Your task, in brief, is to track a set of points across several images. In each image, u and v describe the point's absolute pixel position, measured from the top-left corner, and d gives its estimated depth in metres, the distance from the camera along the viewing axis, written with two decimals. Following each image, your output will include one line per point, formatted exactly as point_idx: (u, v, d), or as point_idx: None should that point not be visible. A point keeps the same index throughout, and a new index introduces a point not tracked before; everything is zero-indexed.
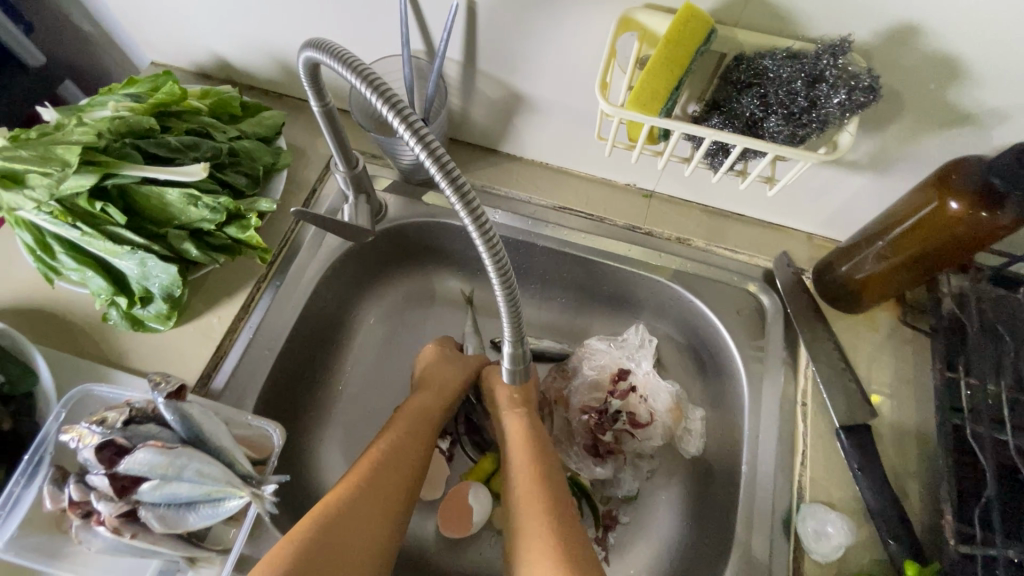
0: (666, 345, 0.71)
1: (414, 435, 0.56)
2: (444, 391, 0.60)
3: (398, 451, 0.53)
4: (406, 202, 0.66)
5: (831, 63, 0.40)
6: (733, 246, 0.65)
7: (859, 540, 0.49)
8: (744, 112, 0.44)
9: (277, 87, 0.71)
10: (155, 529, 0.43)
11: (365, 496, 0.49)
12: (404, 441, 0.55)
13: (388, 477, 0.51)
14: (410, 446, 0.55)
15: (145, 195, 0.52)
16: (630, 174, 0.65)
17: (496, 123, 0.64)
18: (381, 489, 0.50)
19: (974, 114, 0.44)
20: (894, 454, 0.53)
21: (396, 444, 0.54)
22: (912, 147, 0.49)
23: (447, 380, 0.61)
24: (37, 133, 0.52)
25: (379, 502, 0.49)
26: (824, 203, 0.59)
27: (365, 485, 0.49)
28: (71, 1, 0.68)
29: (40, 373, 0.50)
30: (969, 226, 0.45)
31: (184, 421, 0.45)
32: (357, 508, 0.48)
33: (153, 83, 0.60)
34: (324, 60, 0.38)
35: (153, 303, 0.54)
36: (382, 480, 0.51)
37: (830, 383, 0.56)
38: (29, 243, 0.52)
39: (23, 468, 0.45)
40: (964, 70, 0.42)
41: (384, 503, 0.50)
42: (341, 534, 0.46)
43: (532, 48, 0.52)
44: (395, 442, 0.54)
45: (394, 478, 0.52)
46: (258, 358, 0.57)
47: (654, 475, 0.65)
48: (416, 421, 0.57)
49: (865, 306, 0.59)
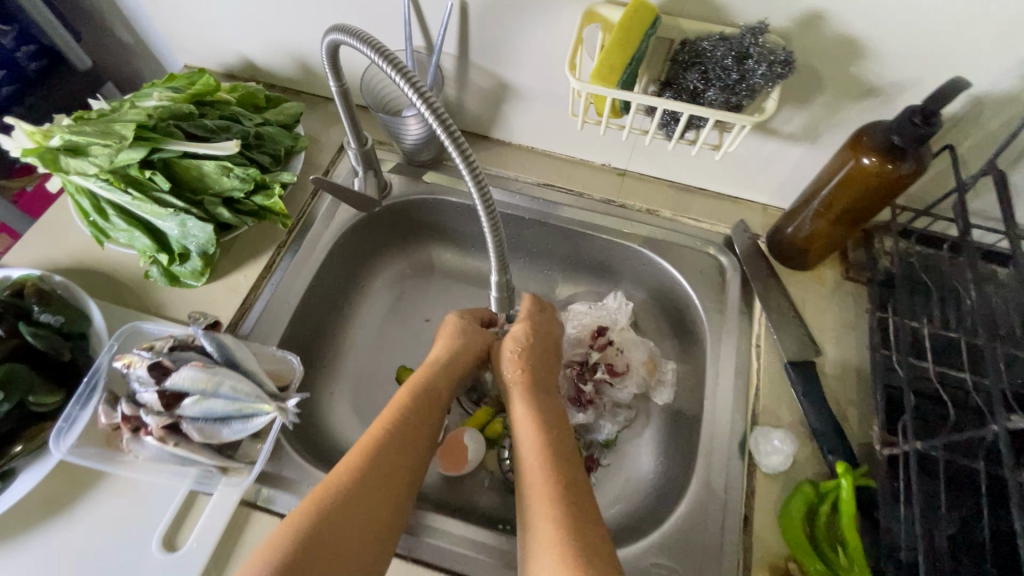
0: (642, 310, 0.79)
1: (427, 402, 0.55)
2: (461, 360, 0.60)
3: (411, 417, 0.53)
4: (408, 180, 0.75)
5: (752, 41, 0.49)
6: (696, 216, 0.73)
7: (803, 454, 0.56)
8: (689, 86, 0.53)
9: (296, 85, 0.81)
10: (194, 439, 0.50)
11: (377, 459, 0.49)
12: (419, 407, 0.54)
13: (400, 444, 0.51)
14: (425, 411, 0.55)
15: (186, 168, 0.61)
16: (604, 154, 0.75)
17: (487, 109, 0.73)
18: (393, 452, 0.50)
19: (878, 86, 0.54)
20: (836, 386, 0.61)
21: (409, 411, 0.54)
22: (834, 117, 0.58)
23: (464, 349, 0.61)
24: (96, 115, 0.61)
25: (392, 464, 0.49)
26: (771, 173, 0.68)
27: (379, 449, 0.49)
28: (119, 13, 0.79)
29: (93, 317, 0.58)
30: (881, 177, 0.54)
31: (219, 346, 0.53)
32: (371, 471, 0.48)
33: (189, 79, 0.70)
34: (343, 38, 0.46)
35: (189, 261, 0.62)
36: (395, 444, 0.50)
37: (780, 327, 0.64)
38: (87, 208, 0.61)
39: (82, 392, 0.53)
40: (864, 48, 0.51)
41: (397, 466, 0.50)
42: (355, 496, 0.46)
43: (515, 40, 0.62)
44: (409, 407, 0.54)
45: (409, 443, 0.52)
46: (278, 309, 0.64)
47: (631, 423, 0.72)
48: (429, 389, 0.57)
49: (811, 262, 0.67)
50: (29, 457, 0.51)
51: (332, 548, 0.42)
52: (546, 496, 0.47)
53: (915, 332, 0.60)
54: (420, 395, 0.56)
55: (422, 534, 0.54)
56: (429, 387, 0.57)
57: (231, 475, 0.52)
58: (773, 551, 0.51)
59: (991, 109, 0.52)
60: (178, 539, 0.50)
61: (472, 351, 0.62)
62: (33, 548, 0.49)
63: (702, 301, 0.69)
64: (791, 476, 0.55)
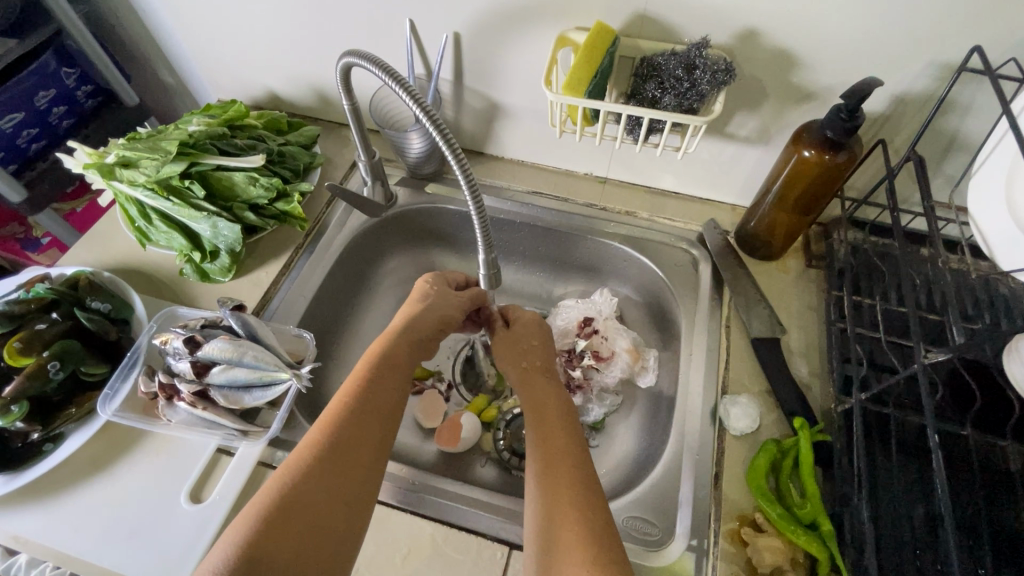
0: (627, 305, 0.85)
1: (397, 362, 0.56)
2: (423, 324, 0.61)
3: (383, 378, 0.54)
4: (413, 192, 0.84)
5: (699, 55, 0.58)
6: (671, 216, 0.81)
7: (768, 419, 0.61)
8: (648, 95, 0.60)
9: (314, 113, 0.92)
10: (220, 403, 0.58)
11: (354, 416, 0.49)
12: (388, 367, 0.55)
13: (377, 408, 0.51)
14: (394, 370, 0.55)
15: (218, 179, 0.71)
16: (586, 163, 0.83)
17: (481, 127, 0.83)
18: (368, 409, 0.51)
19: (815, 91, 0.62)
20: (800, 359, 0.66)
21: (380, 371, 0.54)
22: (782, 119, 0.66)
23: (427, 315, 0.62)
24: (146, 136, 0.72)
25: (369, 420, 0.50)
26: (734, 174, 0.76)
27: (355, 407, 0.50)
28: (164, 57, 0.92)
29: (135, 306, 0.66)
30: (821, 167, 0.61)
31: (243, 324, 0.61)
32: (349, 426, 0.49)
33: (223, 108, 0.81)
34: (354, 59, 0.55)
35: (219, 259, 0.71)
36: (371, 402, 0.51)
37: (748, 309, 0.69)
38: (134, 214, 0.71)
39: (124, 365, 0.62)
40: (796, 59, 0.60)
41: (374, 421, 0.50)
42: (337, 450, 0.47)
43: (503, 65, 0.72)
44: (379, 367, 0.54)
45: (382, 398, 0.52)
46: (294, 300, 0.72)
47: (618, 407, 0.77)
48: (396, 349, 0.57)
49: (776, 252, 0.74)
50: (77, 421, 0.58)
51: (324, 496, 0.44)
52: (545, 465, 0.50)
53: (869, 309, 0.65)
54: (388, 356, 0.56)
55: (422, 492, 0.59)
56: (397, 349, 0.57)
57: (252, 436, 0.58)
58: (742, 504, 0.56)
59: (913, 107, 0.60)
60: (202, 493, 0.56)
61: (437, 317, 0.62)
62: (81, 501, 0.56)
63: (677, 290, 0.75)
64: (758, 438, 0.60)
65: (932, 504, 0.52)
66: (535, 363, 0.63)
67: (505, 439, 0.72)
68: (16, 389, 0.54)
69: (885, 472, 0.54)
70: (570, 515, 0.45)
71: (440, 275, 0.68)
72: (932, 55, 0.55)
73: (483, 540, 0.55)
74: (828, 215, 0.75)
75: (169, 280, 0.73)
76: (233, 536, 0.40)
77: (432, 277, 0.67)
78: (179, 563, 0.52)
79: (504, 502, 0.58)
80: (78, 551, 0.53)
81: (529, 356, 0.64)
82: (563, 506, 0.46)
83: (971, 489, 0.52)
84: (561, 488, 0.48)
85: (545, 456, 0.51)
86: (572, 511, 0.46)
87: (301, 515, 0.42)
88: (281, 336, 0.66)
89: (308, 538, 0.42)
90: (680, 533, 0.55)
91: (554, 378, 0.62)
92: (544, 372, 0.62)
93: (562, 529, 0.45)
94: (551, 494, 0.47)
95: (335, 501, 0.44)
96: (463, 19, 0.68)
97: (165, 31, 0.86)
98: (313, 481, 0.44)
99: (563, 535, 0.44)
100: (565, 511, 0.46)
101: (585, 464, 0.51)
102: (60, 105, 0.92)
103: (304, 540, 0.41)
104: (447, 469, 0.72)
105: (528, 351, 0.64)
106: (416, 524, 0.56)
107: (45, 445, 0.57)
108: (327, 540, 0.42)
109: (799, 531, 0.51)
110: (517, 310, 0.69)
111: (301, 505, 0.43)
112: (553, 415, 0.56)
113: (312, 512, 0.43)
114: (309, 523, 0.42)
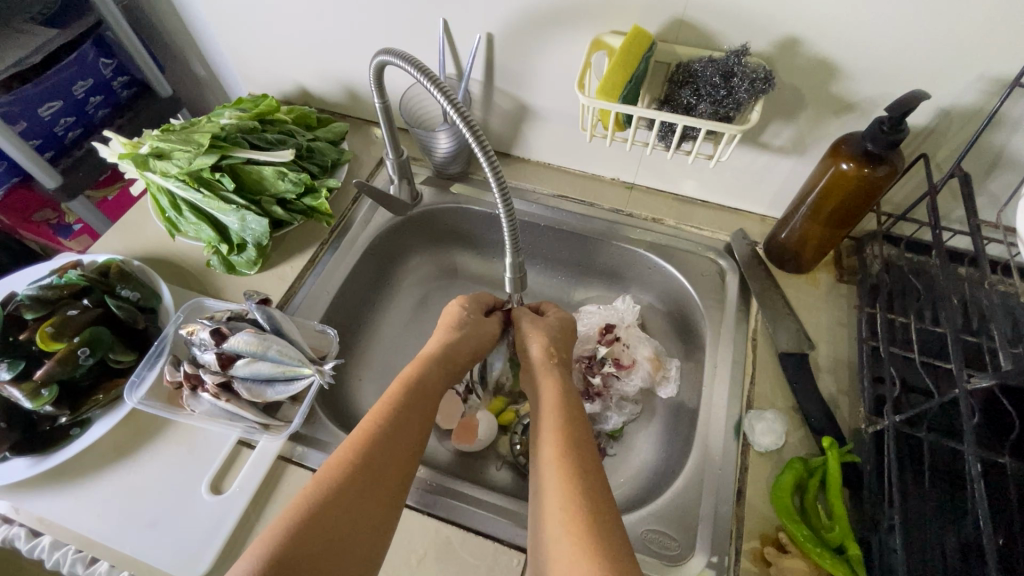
0: (650, 313, 0.84)
1: (429, 389, 0.56)
2: (459, 354, 0.62)
3: (416, 401, 0.54)
4: (438, 191, 0.84)
5: (737, 61, 0.56)
6: (698, 225, 0.79)
7: (793, 437, 0.60)
8: (683, 102, 0.59)
9: (343, 109, 0.93)
10: (243, 396, 0.58)
11: (386, 436, 0.50)
12: (421, 393, 0.55)
13: (405, 429, 0.51)
14: (426, 394, 0.56)
15: (248, 172, 0.71)
16: (613, 168, 0.83)
17: (510, 128, 0.83)
18: (400, 430, 0.51)
19: (855, 102, 0.61)
20: (829, 378, 0.64)
21: (413, 396, 0.54)
22: (819, 130, 0.65)
23: (462, 346, 0.63)
24: (180, 128, 0.73)
25: (399, 442, 0.50)
26: (766, 185, 0.75)
27: (386, 426, 0.50)
28: (197, 50, 0.93)
29: (164, 296, 0.68)
30: (860, 180, 0.59)
31: (269, 318, 0.61)
32: (380, 447, 0.49)
33: (254, 102, 0.82)
34: (388, 57, 0.55)
35: (245, 252, 0.72)
36: (402, 422, 0.52)
37: (775, 323, 0.68)
38: (166, 204, 0.72)
39: (151, 354, 0.63)
40: (837, 69, 0.59)
41: (404, 443, 0.51)
42: (368, 471, 0.47)
43: (534, 67, 0.72)
44: (414, 390, 0.55)
45: (413, 422, 0.53)
46: (318, 295, 0.72)
47: (637, 416, 0.76)
48: (430, 375, 0.58)
49: (805, 266, 0.72)
50: (104, 408, 0.59)
51: (352, 509, 0.44)
52: (547, 478, 0.48)
53: (902, 328, 0.63)
54: (422, 380, 0.56)
55: (440, 493, 0.58)
56: (429, 373, 0.58)
57: (272, 430, 0.58)
58: (765, 522, 0.55)
59: (958, 122, 0.58)
60: (223, 485, 0.57)
61: (472, 345, 0.64)
62: (104, 486, 0.57)
63: (702, 301, 0.74)
64: (782, 456, 0.59)
65: (966, 532, 0.50)
66: (558, 351, 0.63)
67: (521, 443, 0.71)
68: (48, 373, 0.55)
69: (918, 498, 0.52)
70: (574, 527, 0.43)
71: (474, 297, 0.69)
72: (982, 68, 0.53)
73: (499, 547, 0.55)
74: (862, 229, 0.73)
75: (196, 271, 0.75)
76: (258, 546, 0.40)
77: (466, 301, 0.68)
78: (197, 556, 0.52)
79: (521, 508, 0.58)
80: (99, 536, 0.54)
81: (558, 349, 0.63)
82: (563, 522, 0.44)
83: (1009, 518, 0.50)
84: (567, 500, 0.45)
85: (548, 469, 0.49)
86: (578, 525, 0.43)
87: (327, 529, 0.43)
88: (305, 331, 0.66)
89: (335, 555, 0.42)
90: (702, 548, 0.54)
91: (566, 376, 0.61)
92: (556, 364, 0.61)
93: (562, 544, 0.42)
94: (551, 510, 0.45)
95: (361, 516, 0.45)
96: (496, 20, 0.68)
97: (200, 24, 0.87)
98: (343, 499, 0.45)
99: (563, 551, 0.42)
100: (569, 520, 0.44)
101: (602, 482, 0.48)
102: (96, 95, 0.95)
103: (328, 555, 0.42)
104: (464, 471, 0.72)
105: (557, 341, 0.64)
106: (433, 527, 0.56)
107: (73, 429, 0.58)
108: (353, 558, 0.43)
109: (824, 554, 0.50)
110: (550, 307, 0.71)
111: (328, 522, 0.43)
112: (560, 418, 0.54)
113: (337, 530, 0.43)
114: (333, 539, 0.42)
